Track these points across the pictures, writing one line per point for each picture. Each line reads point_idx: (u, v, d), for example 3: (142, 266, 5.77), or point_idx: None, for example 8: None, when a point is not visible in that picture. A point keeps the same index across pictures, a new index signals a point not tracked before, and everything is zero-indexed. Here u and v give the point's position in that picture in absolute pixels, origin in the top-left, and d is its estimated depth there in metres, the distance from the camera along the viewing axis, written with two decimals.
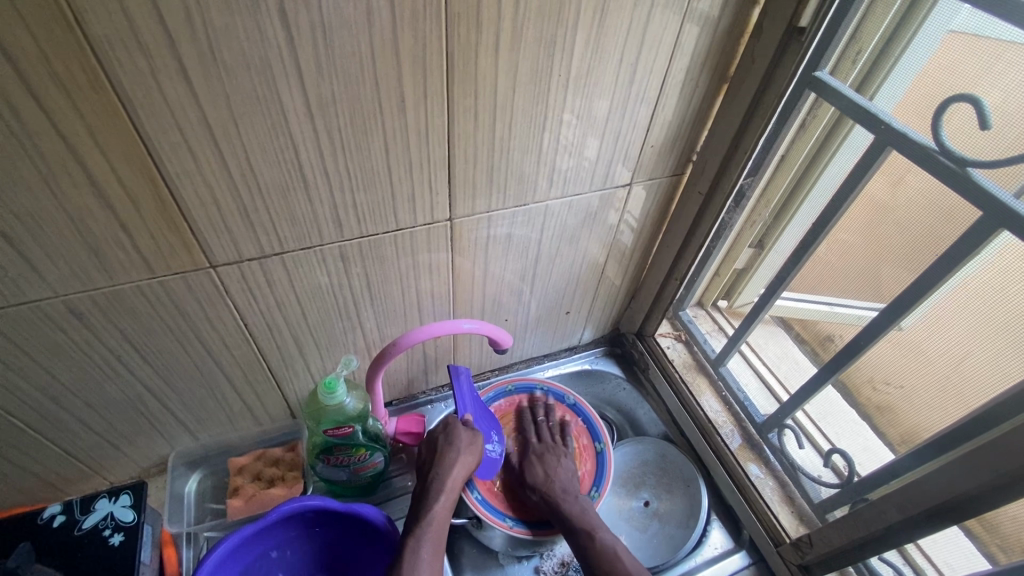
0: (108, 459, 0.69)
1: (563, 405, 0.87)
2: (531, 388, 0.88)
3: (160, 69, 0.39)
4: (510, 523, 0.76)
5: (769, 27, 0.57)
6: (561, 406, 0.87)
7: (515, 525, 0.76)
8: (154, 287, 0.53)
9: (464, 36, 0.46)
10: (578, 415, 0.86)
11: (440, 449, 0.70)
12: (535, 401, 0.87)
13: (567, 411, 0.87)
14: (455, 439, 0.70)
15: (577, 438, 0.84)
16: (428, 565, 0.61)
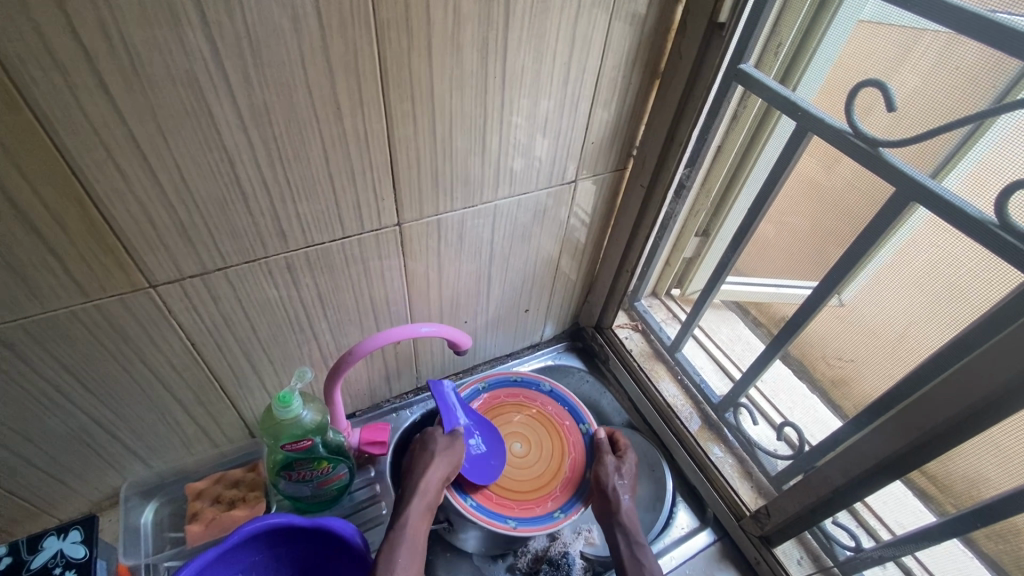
0: (54, 496, 0.66)
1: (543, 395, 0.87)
2: (506, 382, 0.88)
3: (79, 85, 0.38)
4: (513, 524, 0.74)
5: (694, 23, 0.59)
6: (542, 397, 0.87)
7: (519, 525, 0.74)
8: (90, 310, 0.51)
9: (397, 42, 0.47)
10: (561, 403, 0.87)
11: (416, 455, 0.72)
12: (515, 395, 0.87)
13: (545, 398, 0.87)
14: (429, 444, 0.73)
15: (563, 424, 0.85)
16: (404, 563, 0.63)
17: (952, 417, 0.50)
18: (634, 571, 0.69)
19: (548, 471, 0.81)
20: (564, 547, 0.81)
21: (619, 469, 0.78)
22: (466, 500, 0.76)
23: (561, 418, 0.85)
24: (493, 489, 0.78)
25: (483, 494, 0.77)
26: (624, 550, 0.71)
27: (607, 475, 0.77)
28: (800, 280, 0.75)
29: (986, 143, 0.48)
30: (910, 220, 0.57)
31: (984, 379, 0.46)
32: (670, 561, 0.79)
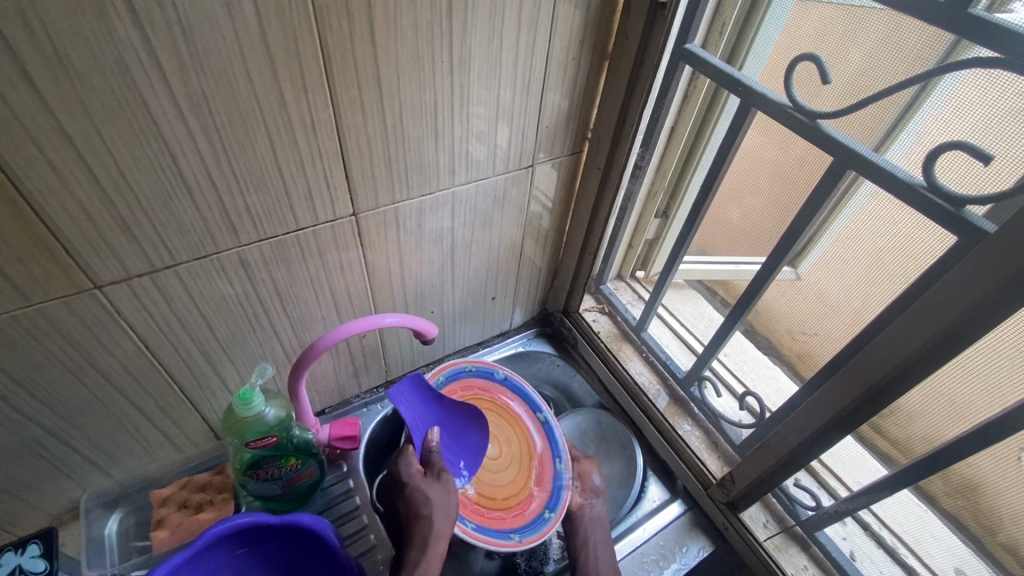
0: (8, 512, 0.63)
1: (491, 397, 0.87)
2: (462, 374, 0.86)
3: (0, 77, 0.37)
4: (518, 537, 0.76)
5: (637, 4, 0.60)
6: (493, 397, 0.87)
7: (524, 537, 0.76)
8: (31, 315, 0.49)
9: (338, 27, 0.46)
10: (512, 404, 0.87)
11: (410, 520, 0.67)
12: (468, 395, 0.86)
13: (499, 386, 0.87)
14: (418, 501, 0.68)
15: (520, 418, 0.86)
16: None
17: (893, 371, 0.53)
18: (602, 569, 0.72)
19: (524, 471, 0.83)
20: None
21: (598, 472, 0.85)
22: (464, 524, 0.75)
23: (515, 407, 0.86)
24: (477, 502, 0.78)
25: (473, 510, 0.77)
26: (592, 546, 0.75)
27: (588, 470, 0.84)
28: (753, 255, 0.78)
29: (920, 117, 0.50)
30: (857, 193, 0.60)
31: (919, 332, 0.49)
32: (642, 533, 0.81)
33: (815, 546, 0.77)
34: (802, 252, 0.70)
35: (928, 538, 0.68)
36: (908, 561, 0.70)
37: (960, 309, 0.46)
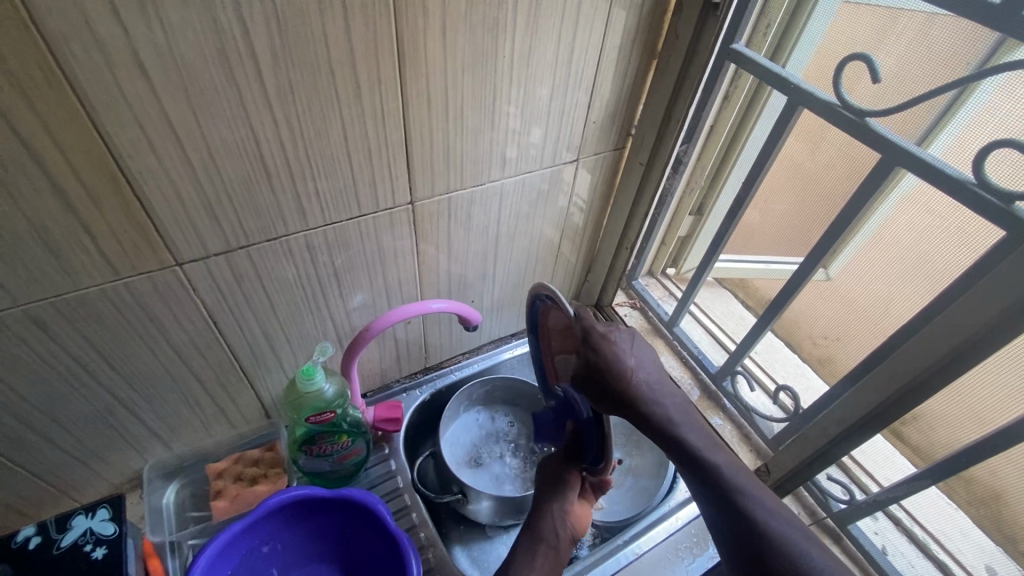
0: (77, 478, 0.67)
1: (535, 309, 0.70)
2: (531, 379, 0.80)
3: (117, 64, 0.40)
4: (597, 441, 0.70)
5: (689, 4, 0.63)
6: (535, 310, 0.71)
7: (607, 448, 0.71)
8: (118, 289, 0.52)
9: (414, 24, 0.49)
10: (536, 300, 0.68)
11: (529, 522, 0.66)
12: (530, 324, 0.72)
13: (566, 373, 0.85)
14: (545, 496, 0.68)
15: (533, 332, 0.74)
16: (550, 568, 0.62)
17: (934, 362, 0.54)
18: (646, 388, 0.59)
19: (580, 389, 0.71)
20: None
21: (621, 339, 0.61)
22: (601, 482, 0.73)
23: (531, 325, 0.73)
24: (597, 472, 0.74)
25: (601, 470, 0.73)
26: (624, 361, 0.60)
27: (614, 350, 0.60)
28: (788, 258, 0.82)
29: (969, 109, 0.51)
30: (900, 185, 0.60)
31: (961, 323, 0.50)
32: (675, 522, 0.82)
33: (847, 539, 0.78)
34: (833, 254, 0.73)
35: (959, 536, 0.69)
36: (939, 557, 0.71)
37: (1003, 302, 0.47)
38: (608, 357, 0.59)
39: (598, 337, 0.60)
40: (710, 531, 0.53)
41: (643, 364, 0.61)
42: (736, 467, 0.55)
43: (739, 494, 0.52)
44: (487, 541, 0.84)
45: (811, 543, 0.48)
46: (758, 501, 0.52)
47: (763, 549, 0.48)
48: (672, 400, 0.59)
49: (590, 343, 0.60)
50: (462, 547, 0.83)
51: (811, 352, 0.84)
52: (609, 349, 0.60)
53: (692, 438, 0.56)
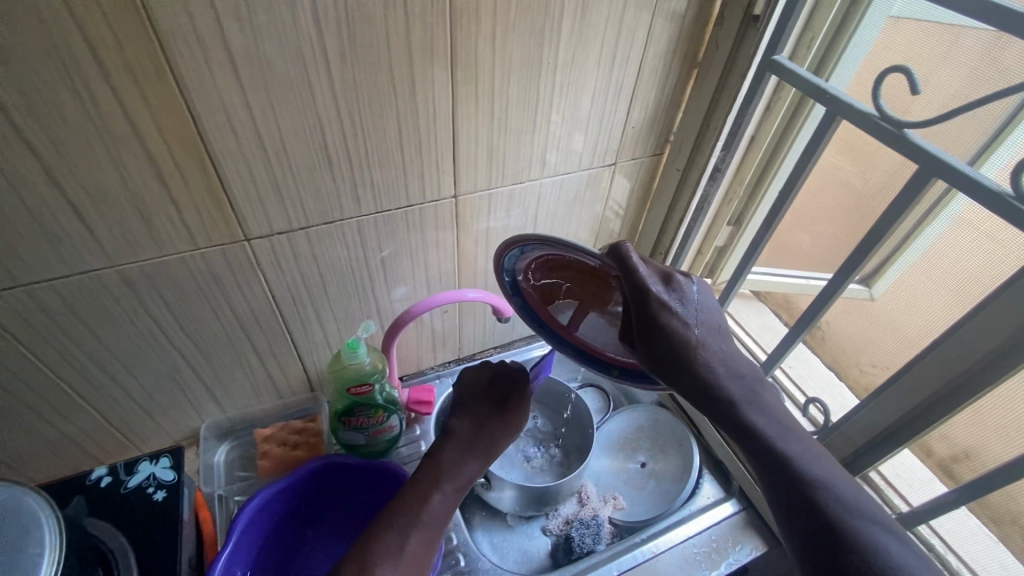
0: (144, 429, 0.74)
1: (524, 257, 0.58)
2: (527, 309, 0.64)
3: (213, 59, 0.46)
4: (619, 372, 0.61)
5: (730, 16, 0.65)
6: (524, 259, 0.58)
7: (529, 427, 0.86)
8: (195, 258, 0.59)
9: (467, 30, 0.54)
10: (534, 246, 0.55)
11: (477, 428, 0.70)
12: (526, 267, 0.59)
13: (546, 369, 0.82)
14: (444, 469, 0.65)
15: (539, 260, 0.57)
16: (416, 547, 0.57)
17: (962, 374, 0.54)
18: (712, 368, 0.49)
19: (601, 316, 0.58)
20: (594, 511, 0.86)
21: (685, 305, 0.48)
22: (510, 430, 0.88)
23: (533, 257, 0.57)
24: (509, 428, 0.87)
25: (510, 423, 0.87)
26: (691, 336, 0.48)
27: (677, 323, 0.47)
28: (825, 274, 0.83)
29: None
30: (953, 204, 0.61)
31: (991, 336, 0.50)
32: (694, 526, 0.83)
33: None
34: (878, 272, 0.75)
35: (996, 567, 0.67)
36: None
37: None
38: (668, 335, 0.47)
39: (660, 308, 0.47)
40: (777, 522, 0.47)
41: (706, 330, 0.49)
42: (818, 457, 0.48)
43: (819, 488, 0.46)
44: (510, 529, 0.86)
45: (895, 543, 0.43)
46: (836, 495, 0.45)
47: (843, 552, 0.43)
48: (744, 377, 0.50)
49: (649, 318, 0.47)
50: (484, 532, 0.86)
51: (846, 366, 0.83)
52: (673, 323, 0.47)
53: (765, 423, 0.48)
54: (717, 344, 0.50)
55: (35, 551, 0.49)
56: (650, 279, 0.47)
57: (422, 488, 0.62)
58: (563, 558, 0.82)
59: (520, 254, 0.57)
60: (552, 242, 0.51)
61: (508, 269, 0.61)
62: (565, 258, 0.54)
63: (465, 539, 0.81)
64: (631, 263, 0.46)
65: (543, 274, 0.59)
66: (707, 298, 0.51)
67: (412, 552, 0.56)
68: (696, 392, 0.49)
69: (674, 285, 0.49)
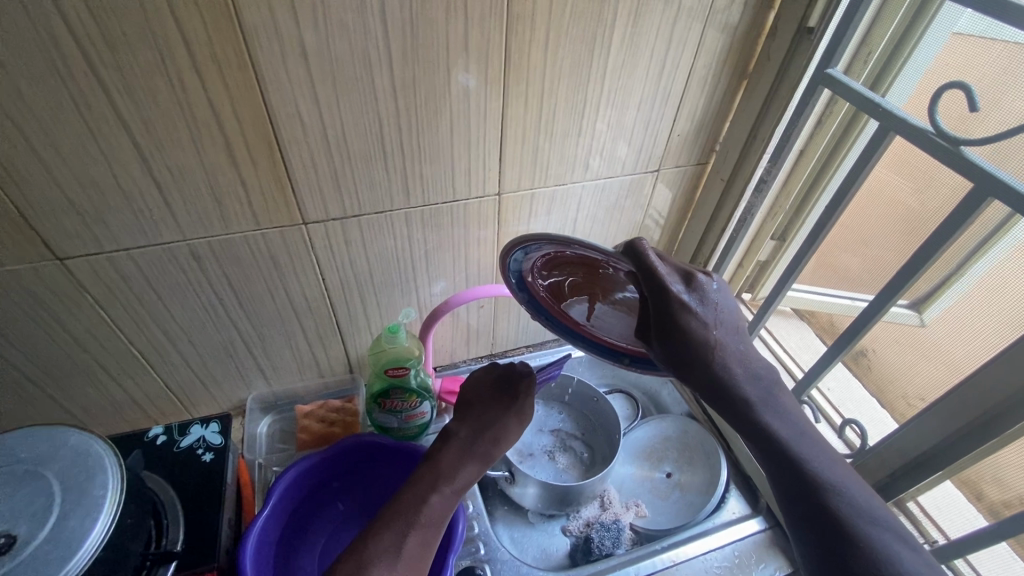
0: (198, 396, 0.80)
1: (529, 258, 0.61)
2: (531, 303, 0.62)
3: (289, 53, 0.51)
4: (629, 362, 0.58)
5: (783, 27, 0.65)
6: (528, 260, 0.61)
7: None
8: (257, 238, 0.64)
9: (522, 35, 0.57)
10: (538, 246, 0.59)
11: (476, 430, 0.67)
12: (532, 268, 0.61)
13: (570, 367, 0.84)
14: (444, 471, 0.63)
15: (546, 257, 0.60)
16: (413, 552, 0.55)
17: (1008, 401, 0.52)
18: (730, 369, 0.49)
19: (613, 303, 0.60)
20: (616, 516, 0.86)
21: (704, 305, 0.49)
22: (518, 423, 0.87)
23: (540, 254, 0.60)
24: None
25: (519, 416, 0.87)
26: (709, 336, 0.48)
27: (695, 321, 0.48)
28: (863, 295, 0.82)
29: None
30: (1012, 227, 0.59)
31: None
32: (716, 540, 0.82)
33: None
34: (930, 297, 0.73)
35: None
36: None
37: None
38: (685, 334, 0.48)
39: (678, 306, 0.48)
40: (785, 522, 0.48)
41: (725, 331, 0.49)
42: (832, 459, 0.48)
43: (830, 492, 0.45)
44: (530, 526, 0.87)
45: (906, 550, 0.43)
46: (849, 500, 0.45)
47: (853, 558, 0.43)
48: (761, 378, 0.50)
49: (666, 316, 0.48)
50: (505, 526, 0.87)
51: (888, 391, 0.80)
52: (690, 322, 0.48)
53: (779, 426, 0.48)
54: (737, 345, 0.50)
55: (98, 490, 0.54)
56: (669, 277, 0.49)
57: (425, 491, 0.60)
58: (582, 559, 0.82)
59: (524, 257, 0.60)
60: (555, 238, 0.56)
61: (514, 270, 0.62)
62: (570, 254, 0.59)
63: (485, 529, 0.83)
64: (647, 259, 0.49)
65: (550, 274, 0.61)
66: (727, 298, 0.51)
67: (410, 554, 0.55)
68: (715, 392, 0.49)
69: (694, 285, 0.49)
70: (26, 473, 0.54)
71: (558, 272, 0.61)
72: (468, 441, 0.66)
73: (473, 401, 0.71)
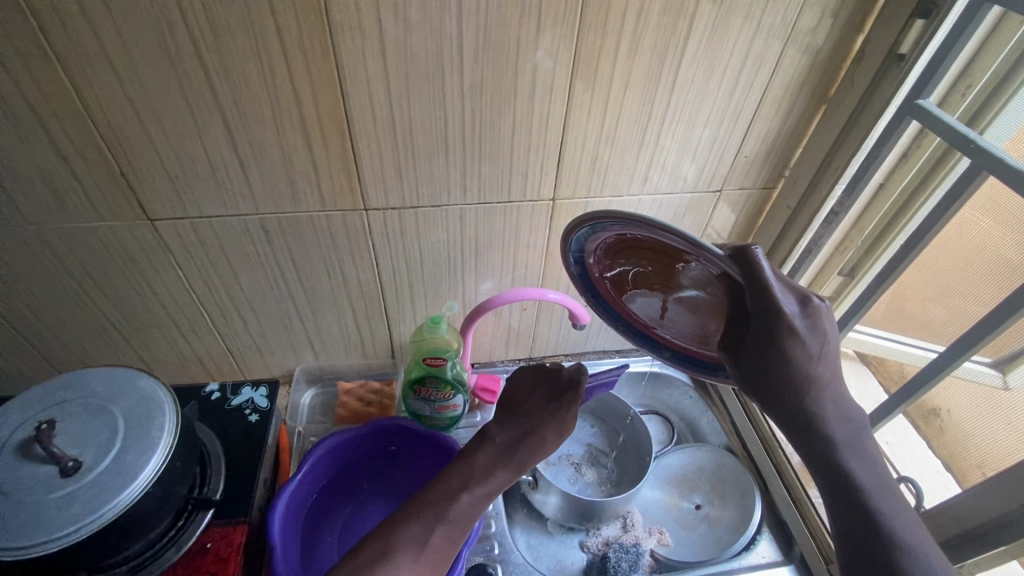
0: (252, 360, 0.86)
1: (595, 238, 0.56)
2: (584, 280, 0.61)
3: (368, 47, 0.54)
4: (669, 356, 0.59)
5: (871, 52, 0.62)
6: (594, 240, 0.56)
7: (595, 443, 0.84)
8: (321, 218, 0.68)
9: (592, 45, 0.57)
10: (611, 226, 0.53)
11: (515, 435, 0.66)
12: (597, 248, 0.57)
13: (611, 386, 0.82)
14: (476, 471, 0.63)
15: (617, 240, 0.55)
16: (438, 549, 0.56)
17: None
18: (819, 401, 0.46)
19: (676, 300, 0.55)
20: (636, 539, 0.84)
21: (812, 332, 0.45)
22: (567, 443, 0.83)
23: (609, 237, 0.55)
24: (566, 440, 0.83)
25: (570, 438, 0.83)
26: (809, 365, 0.45)
27: (799, 348, 0.45)
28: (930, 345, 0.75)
29: None
30: None
31: None
32: None
33: None
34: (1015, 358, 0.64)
35: None
36: None
37: None
38: (786, 361, 0.45)
39: (786, 330, 0.44)
40: (840, 572, 0.46)
41: (826, 364, 0.46)
42: (909, 518, 0.45)
43: (902, 552, 0.44)
44: (548, 535, 0.86)
45: None
46: (921, 565, 0.43)
47: None
48: (850, 421, 0.47)
49: (769, 338, 0.45)
50: (522, 530, 0.86)
51: (954, 453, 0.73)
52: (794, 350, 0.45)
53: (862, 473, 0.46)
54: (833, 381, 0.47)
55: (156, 432, 0.59)
56: (783, 296, 0.44)
57: (451, 487, 0.61)
58: None
59: (595, 236, 0.55)
60: (640, 224, 0.50)
61: (574, 250, 0.59)
62: (647, 243, 0.52)
63: (502, 530, 0.84)
64: (761, 272, 0.44)
65: (614, 256, 0.57)
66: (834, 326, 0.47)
67: (434, 548, 0.56)
68: (795, 424, 0.46)
69: (806, 308, 0.45)
70: (98, 407, 0.60)
71: (622, 260, 0.56)
72: (504, 446, 0.66)
73: (508, 402, 0.71)
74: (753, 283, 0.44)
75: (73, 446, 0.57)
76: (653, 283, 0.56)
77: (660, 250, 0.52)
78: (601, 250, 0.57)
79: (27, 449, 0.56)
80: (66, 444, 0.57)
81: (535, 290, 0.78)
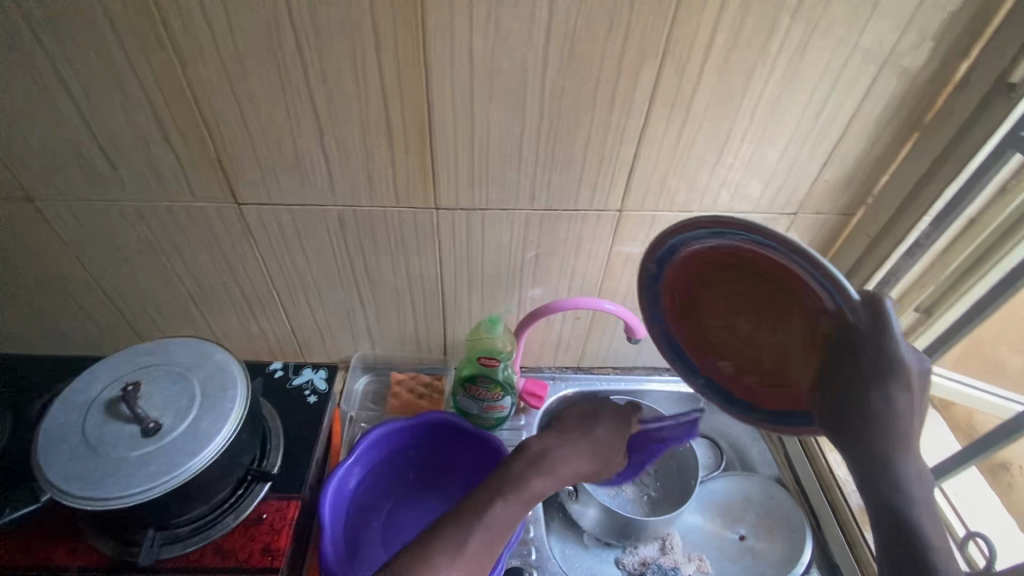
0: (313, 344, 0.89)
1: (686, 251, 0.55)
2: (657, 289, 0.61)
3: (457, 52, 0.55)
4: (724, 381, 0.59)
5: (976, 79, 0.59)
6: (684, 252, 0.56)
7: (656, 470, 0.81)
8: (394, 214, 0.70)
9: (676, 59, 0.57)
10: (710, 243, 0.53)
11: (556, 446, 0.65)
12: (683, 261, 0.56)
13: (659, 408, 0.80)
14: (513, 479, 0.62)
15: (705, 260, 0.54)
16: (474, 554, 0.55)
17: None
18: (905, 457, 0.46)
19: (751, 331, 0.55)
20: (675, 563, 0.82)
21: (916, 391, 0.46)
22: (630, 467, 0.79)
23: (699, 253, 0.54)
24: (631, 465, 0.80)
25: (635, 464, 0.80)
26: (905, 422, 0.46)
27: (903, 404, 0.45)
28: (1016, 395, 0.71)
29: None
30: None
31: None
32: None
33: None
34: None
35: None
36: None
37: None
38: (887, 411, 0.45)
39: (897, 382, 0.45)
40: None
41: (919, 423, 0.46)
42: None
43: None
44: (583, 548, 0.85)
45: None
46: None
47: None
48: (926, 480, 0.46)
49: (871, 385, 0.45)
50: (559, 538, 0.86)
51: None
52: (900, 402, 0.45)
53: (934, 534, 0.45)
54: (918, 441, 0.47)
55: (228, 403, 0.62)
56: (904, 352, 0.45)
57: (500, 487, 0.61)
58: None
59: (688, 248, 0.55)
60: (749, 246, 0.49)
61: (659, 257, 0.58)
62: (743, 267, 0.52)
63: (540, 536, 0.83)
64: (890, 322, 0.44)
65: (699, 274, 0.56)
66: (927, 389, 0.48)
67: (473, 552, 0.55)
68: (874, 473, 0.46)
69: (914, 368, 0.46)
70: (179, 375, 0.64)
71: (705, 280, 0.56)
72: (543, 456, 0.64)
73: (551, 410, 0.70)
74: (873, 329, 0.44)
75: (155, 408, 0.61)
76: (730, 309, 0.55)
77: (750, 277, 0.52)
78: (686, 264, 0.56)
79: (115, 408, 0.61)
80: (149, 406, 0.61)
81: (593, 301, 0.78)
